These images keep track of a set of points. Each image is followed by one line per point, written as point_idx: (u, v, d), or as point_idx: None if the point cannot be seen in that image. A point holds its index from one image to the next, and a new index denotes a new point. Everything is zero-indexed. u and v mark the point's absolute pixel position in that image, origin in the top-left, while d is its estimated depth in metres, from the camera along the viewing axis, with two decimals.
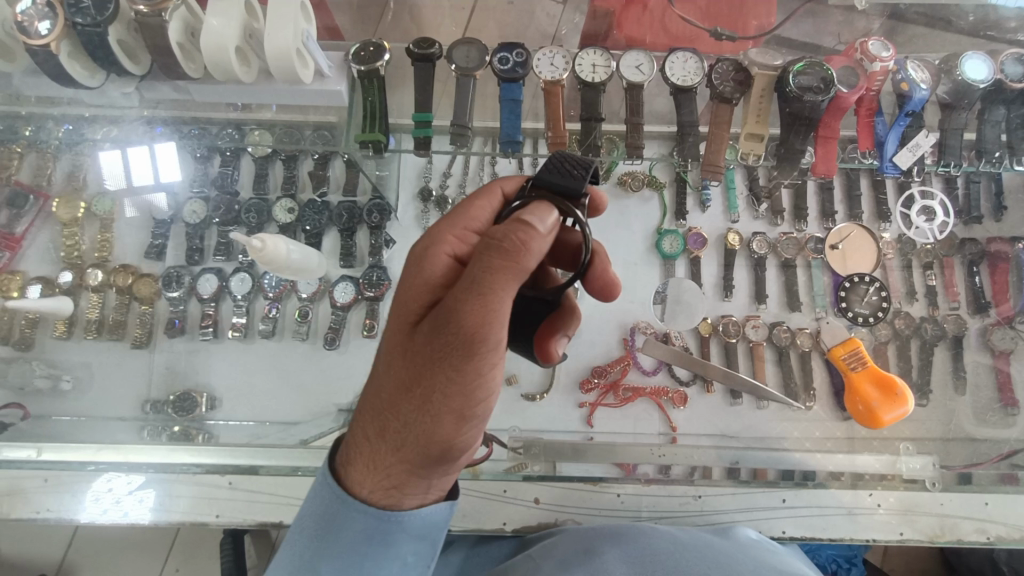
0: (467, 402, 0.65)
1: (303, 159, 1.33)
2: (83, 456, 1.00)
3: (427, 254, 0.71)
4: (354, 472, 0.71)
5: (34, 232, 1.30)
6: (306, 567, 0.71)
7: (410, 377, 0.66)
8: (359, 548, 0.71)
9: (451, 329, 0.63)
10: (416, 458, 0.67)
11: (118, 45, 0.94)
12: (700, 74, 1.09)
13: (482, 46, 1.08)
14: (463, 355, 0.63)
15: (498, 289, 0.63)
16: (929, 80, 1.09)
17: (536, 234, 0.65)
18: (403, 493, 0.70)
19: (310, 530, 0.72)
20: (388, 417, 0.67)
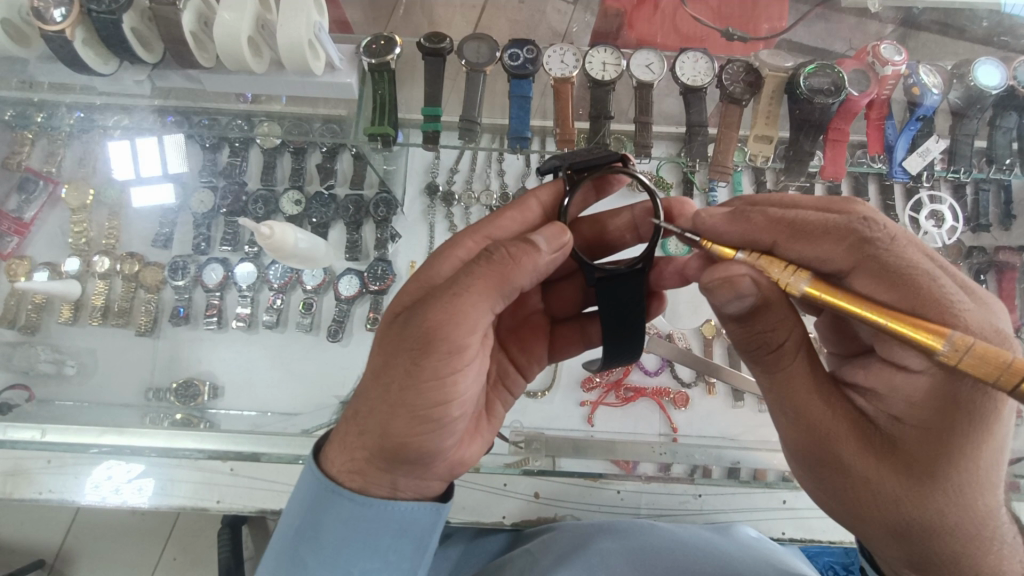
0: (423, 401, 0.66)
1: (311, 152, 1.35)
2: (86, 439, 1.01)
3: (440, 256, 0.75)
4: (329, 452, 0.73)
5: (43, 217, 1.30)
6: (292, 552, 0.72)
7: (379, 367, 0.69)
8: (337, 538, 0.71)
9: (416, 325, 0.64)
10: (372, 445, 0.68)
11: (132, 33, 0.95)
12: (710, 75, 1.07)
13: (492, 41, 1.08)
14: (423, 354, 0.64)
15: (472, 294, 0.64)
16: (941, 85, 1.08)
17: (532, 249, 0.65)
18: (363, 482, 0.71)
19: (296, 514, 0.73)
20: (360, 401, 0.70)
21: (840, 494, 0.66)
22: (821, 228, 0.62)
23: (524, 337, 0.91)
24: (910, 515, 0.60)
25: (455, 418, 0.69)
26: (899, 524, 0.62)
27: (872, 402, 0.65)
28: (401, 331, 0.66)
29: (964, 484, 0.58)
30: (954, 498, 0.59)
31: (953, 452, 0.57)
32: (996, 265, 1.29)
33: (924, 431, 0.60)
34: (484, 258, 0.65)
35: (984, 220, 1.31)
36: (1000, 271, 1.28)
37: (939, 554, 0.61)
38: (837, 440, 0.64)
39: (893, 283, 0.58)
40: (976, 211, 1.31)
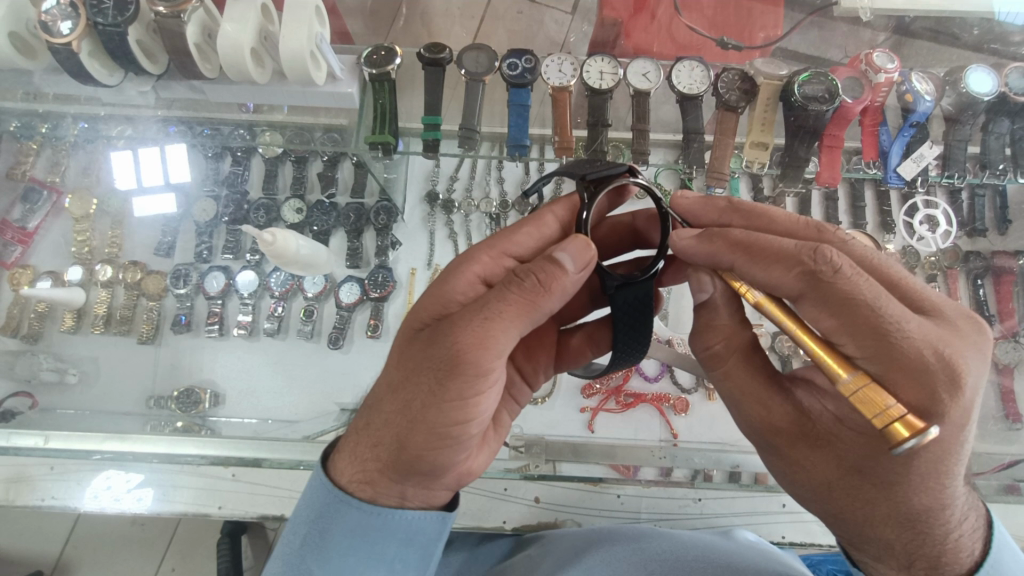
0: (443, 419, 0.67)
1: (312, 161, 1.36)
2: (88, 446, 1.02)
3: (457, 271, 0.74)
4: (339, 461, 0.74)
5: (47, 227, 1.32)
6: (297, 557, 0.72)
7: (398, 382, 0.69)
8: (346, 544, 0.71)
9: (445, 346, 0.65)
10: (387, 458, 0.69)
11: (137, 45, 0.96)
12: (705, 83, 1.10)
13: (491, 51, 1.09)
14: (449, 376, 0.65)
15: (504, 319, 0.65)
16: (934, 91, 1.10)
17: (561, 271, 0.65)
18: (374, 493, 0.71)
19: (303, 521, 0.73)
20: (376, 413, 0.71)
21: (786, 478, 0.70)
22: (776, 253, 0.60)
23: (532, 347, 0.90)
24: (841, 502, 0.64)
25: (471, 436, 0.70)
26: (835, 511, 0.66)
27: (814, 397, 0.67)
28: (424, 350, 0.67)
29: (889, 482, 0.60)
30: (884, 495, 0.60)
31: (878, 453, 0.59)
32: (994, 269, 1.31)
33: (860, 437, 0.61)
34: (515, 282, 0.65)
35: (981, 226, 1.31)
36: (997, 276, 1.30)
37: (869, 537, 0.64)
38: (773, 434, 0.68)
39: (834, 311, 0.57)
40: (971, 216, 1.31)
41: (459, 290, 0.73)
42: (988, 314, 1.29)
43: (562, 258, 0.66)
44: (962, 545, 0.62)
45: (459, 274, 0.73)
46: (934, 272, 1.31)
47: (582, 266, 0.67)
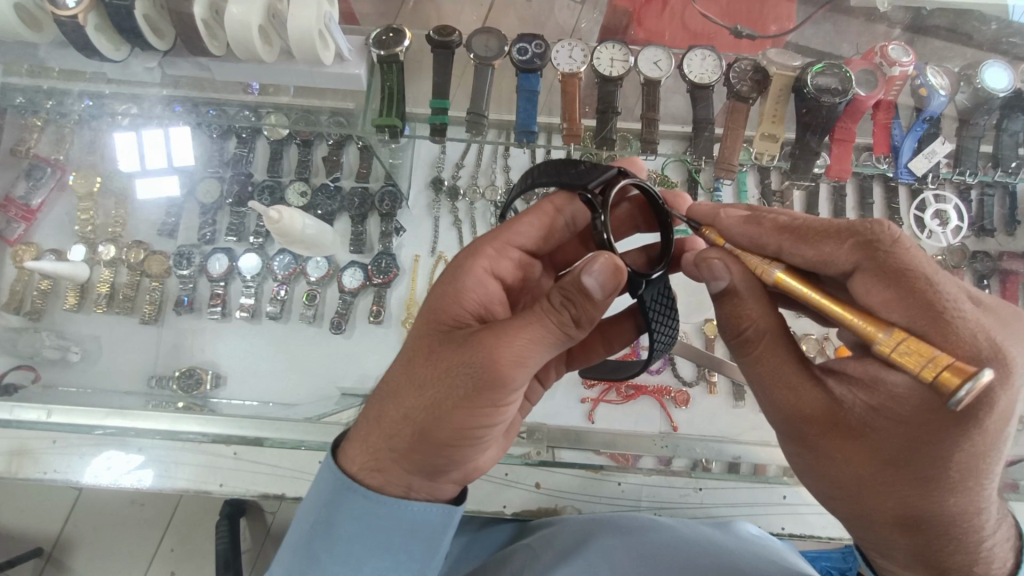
0: (468, 424, 0.66)
1: (317, 144, 1.35)
2: (91, 419, 1.03)
3: (476, 271, 0.74)
4: (350, 448, 0.72)
5: (50, 204, 1.31)
6: (307, 544, 0.73)
7: (419, 379, 0.68)
8: (353, 532, 0.71)
9: (481, 360, 0.63)
10: (402, 451, 0.68)
11: (144, 19, 0.95)
12: (718, 72, 1.08)
13: (501, 36, 1.08)
14: (483, 386, 0.64)
15: (540, 337, 0.64)
16: (948, 86, 1.09)
17: (594, 300, 0.63)
18: (385, 482, 0.71)
19: (312, 512, 0.73)
20: (390, 406, 0.69)
21: (810, 471, 0.65)
22: (824, 231, 0.61)
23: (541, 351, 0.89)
24: (877, 501, 0.61)
25: (488, 438, 0.71)
26: (865, 508, 0.62)
27: (847, 386, 0.60)
28: (451, 353, 0.66)
29: (851, 480, 0.61)
30: (851, 498, 0.63)
31: (826, 448, 0.62)
32: (1000, 271, 1.30)
33: (897, 423, 0.57)
34: (550, 303, 0.64)
35: (988, 224, 1.31)
36: (1004, 277, 1.30)
37: (895, 541, 0.63)
38: (807, 423, 0.62)
39: (890, 283, 0.55)
40: (980, 214, 1.31)
41: (477, 289, 0.73)
42: None
43: (588, 284, 0.62)
44: (994, 553, 0.62)
45: (474, 272, 0.74)
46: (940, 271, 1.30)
47: (614, 284, 0.63)
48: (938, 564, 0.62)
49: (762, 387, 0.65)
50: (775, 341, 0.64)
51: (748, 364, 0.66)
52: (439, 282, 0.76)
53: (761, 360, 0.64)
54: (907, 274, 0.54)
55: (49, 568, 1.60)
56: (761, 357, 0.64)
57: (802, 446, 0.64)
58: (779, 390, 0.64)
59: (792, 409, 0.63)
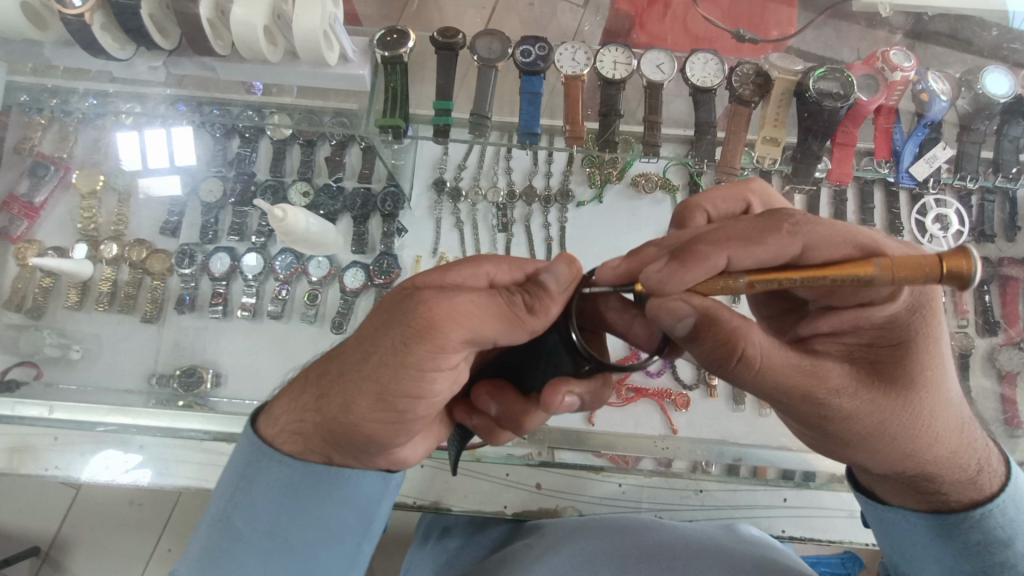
0: (395, 389, 0.64)
1: (320, 144, 1.36)
2: (93, 417, 1.09)
3: (470, 265, 0.70)
4: (279, 408, 0.74)
5: (53, 202, 1.31)
6: (225, 509, 0.74)
7: (363, 337, 0.67)
8: (277, 498, 0.73)
9: (415, 312, 0.62)
10: (326, 418, 0.68)
11: (150, 19, 0.96)
12: (720, 76, 1.08)
13: (504, 38, 1.09)
14: (411, 340, 0.62)
15: (482, 303, 0.64)
16: (950, 91, 1.10)
17: (547, 294, 0.67)
18: (301, 446, 0.72)
19: (233, 475, 0.74)
20: (331, 369, 0.70)
21: (851, 444, 0.63)
22: (761, 230, 0.62)
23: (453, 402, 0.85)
24: (920, 432, 0.62)
25: (414, 419, 0.68)
26: (911, 447, 0.63)
27: (828, 342, 0.64)
28: (395, 312, 0.64)
29: (891, 430, 0.61)
30: (897, 446, 0.62)
31: (861, 420, 0.61)
32: (1000, 276, 1.31)
33: (896, 347, 0.62)
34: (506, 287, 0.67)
35: (989, 231, 1.32)
36: (1004, 283, 1.31)
37: (940, 460, 0.65)
38: (839, 396, 0.60)
39: (839, 241, 0.61)
40: (980, 221, 1.31)
41: (466, 280, 0.68)
42: (994, 320, 1.30)
43: (545, 278, 0.68)
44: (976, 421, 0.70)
45: (468, 265, 0.69)
46: None
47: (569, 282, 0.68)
48: (971, 471, 0.68)
49: (785, 389, 0.61)
50: (771, 344, 0.61)
51: (758, 380, 0.61)
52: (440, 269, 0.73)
53: (777, 368, 0.60)
54: (846, 228, 0.62)
55: (47, 568, 1.60)
56: (775, 363, 0.60)
57: (832, 428, 0.62)
58: (800, 386, 0.60)
59: (823, 395, 0.60)
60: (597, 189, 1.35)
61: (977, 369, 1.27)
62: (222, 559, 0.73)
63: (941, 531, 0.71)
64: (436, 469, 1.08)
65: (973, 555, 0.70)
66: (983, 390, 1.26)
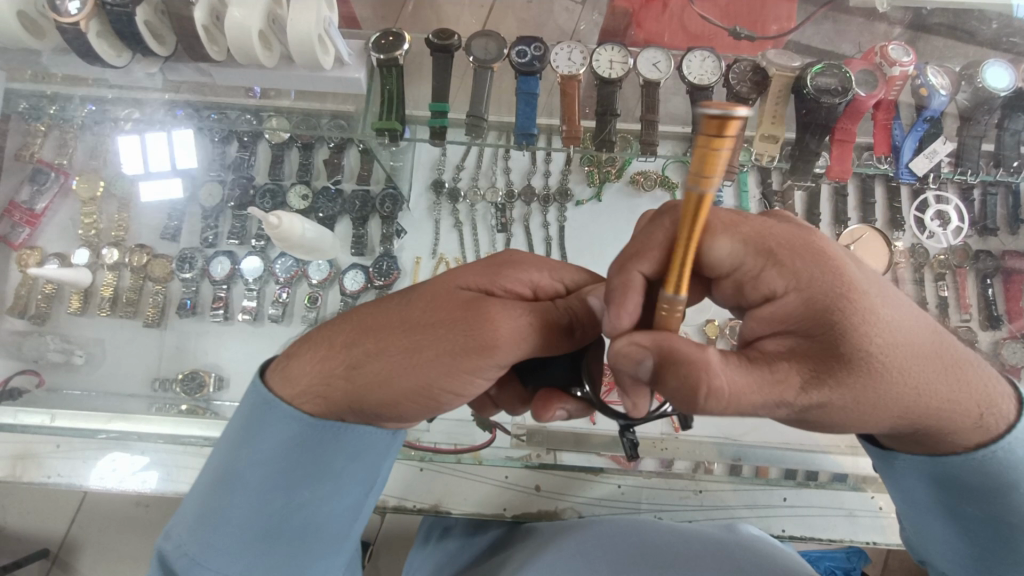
0: (445, 382, 0.66)
1: (319, 147, 1.36)
2: (95, 423, 1.07)
3: (519, 270, 0.72)
4: (300, 365, 0.71)
5: (54, 209, 1.32)
6: (236, 457, 0.72)
7: (416, 324, 0.67)
8: (289, 452, 0.71)
9: (485, 324, 0.64)
10: (352, 387, 0.67)
11: (145, 26, 0.96)
12: (716, 74, 1.08)
13: (500, 38, 1.08)
14: (475, 348, 0.64)
15: (535, 326, 0.66)
16: (948, 86, 1.09)
17: (591, 316, 0.72)
18: (322, 408, 0.70)
19: (245, 428, 0.73)
20: (366, 340, 0.68)
21: (843, 425, 0.59)
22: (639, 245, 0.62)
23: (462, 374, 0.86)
24: (901, 395, 0.58)
25: (447, 406, 0.70)
26: (897, 410, 0.59)
27: (778, 336, 0.59)
28: (458, 315, 0.66)
29: (874, 402, 0.57)
30: (879, 415, 0.59)
31: (845, 405, 0.56)
32: (1003, 269, 1.31)
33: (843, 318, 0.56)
34: (557, 305, 0.70)
35: (992, 224, 1.31)
36: (1007, 276, 1.30)
37: (938, 410, 0.61)
38: (807, 388, 0.55)
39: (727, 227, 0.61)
40: (983, 214, 1.30)
41: (514, 285, 0.71)
42: (996, 314, 1.29)
43: (594, 302, 0.71)
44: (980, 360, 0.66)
45: (519, 271, 0.72)
46: (942, 270, 1.31)
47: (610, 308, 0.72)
48: (975, 416, 0.65)
49: (761, 403, 0.56)
50: (725, 369, 0.54)
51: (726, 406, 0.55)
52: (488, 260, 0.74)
53: (739, 388, 0.54)
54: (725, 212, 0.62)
55: (57, 569, 1.61)
56: (737, 383, 0.54)
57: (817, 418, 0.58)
58: (768, 395, 0.55)
59: (795, 394, 0.55)
60: (596, 188, 1.34)
61: None
62: (228, 506, 0.72)
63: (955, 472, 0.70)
64: (436, 472, 1.09)
65: (991, 500, 0.71)
66: None
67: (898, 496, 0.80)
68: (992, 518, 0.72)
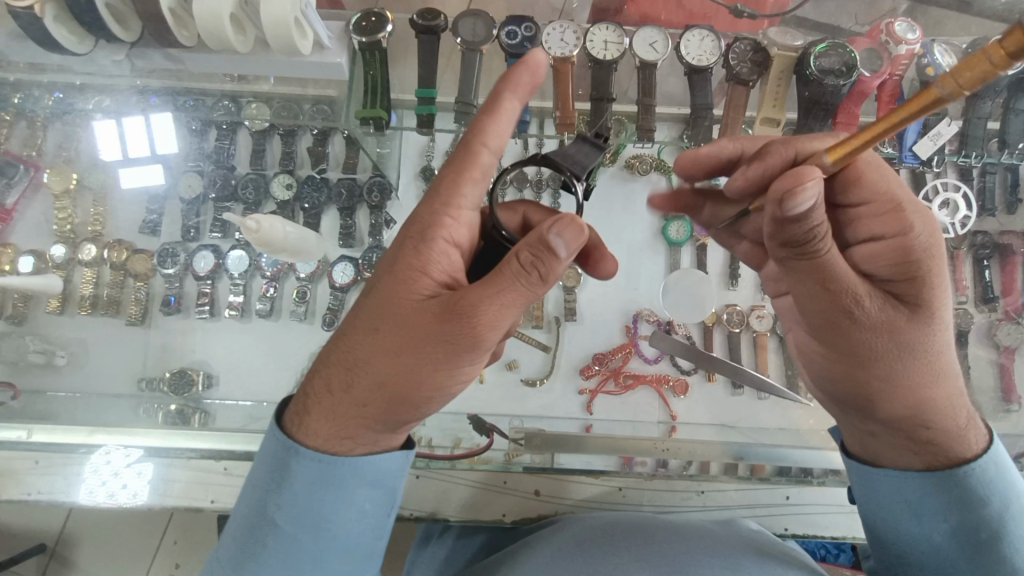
0: (450, 377, 0.68)
1: (301, 134, 1.29)
2: (75, 440, 1.03)
3: (427, 237, 0.69)
4: (309, 420, 0.69)
5: (25, 204, 1.26)
6: (260, 507, 0.69)
7: (399, 346, 0.66)
8: (312, 493, 0.68)
9: (461, 325, 0.65)
10: (380, 409, 0.67)
11: (107, 9, 0.90)
12: (716, 54, 1.03)
13: (488, 18, 1.02)
14: (462, 346, 0.66)
15: (512, 302, 0.65)
16: (957, 67, 1.04)
17: (556, 261, 0.64)
18: (353, 446, 0.69)
19: (264, 478, 0.69)
20: (360, 373, 0.67)
21: (866, 352, 0.70)
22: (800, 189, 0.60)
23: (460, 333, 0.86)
24: (920, 356, 0.70)
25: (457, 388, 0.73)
26: (914, 368, 0.70)
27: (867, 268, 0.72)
28: (439, 328, 0.65)
29: (900, 344, 0.69)
30: (900, 358, 0.70)
31: (886, 332, 0.68)
32: (1001, 250, 1.29)
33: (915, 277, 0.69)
34: (518, 266, 0.64)
35: (991, 205, 1.29)
36: (1004, 257, 1.29)
37: (932, 398, 0.72)
38: (861, 303, 0.68)
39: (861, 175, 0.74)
40: (983, 195, 1.28)
41: (439, 258, 0.69)
42: (994, 296, 1.28)
43: (557, 245, 0.64)
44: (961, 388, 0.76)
45: (429, 243, 0.69)
46: None
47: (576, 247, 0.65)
48: (962, 420, 0.74)
49: (836, 293, 0.66)
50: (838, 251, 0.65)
51: (817, 263, 0.64)
52: (399, 245, 0.71)
53: (834, 269, 0.65)
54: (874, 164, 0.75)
55: (54, 564, 1.60)
56: (834, 265, 0.65)
57: (856, 335, 0.69)
58: (846, 279, 0.66)
59: (852, 303, 0.67)
60: None
61: (976, 345, 1.26)
62: (257, 553, 0.69)
63: (933, 487, 0.74)
64: (432, 478, 1.07)
65: (951, 514, 0.74)
66: (983, 366, 1.25)
67: (869, 512, 0.81)
68: (958, 528, 0.73)
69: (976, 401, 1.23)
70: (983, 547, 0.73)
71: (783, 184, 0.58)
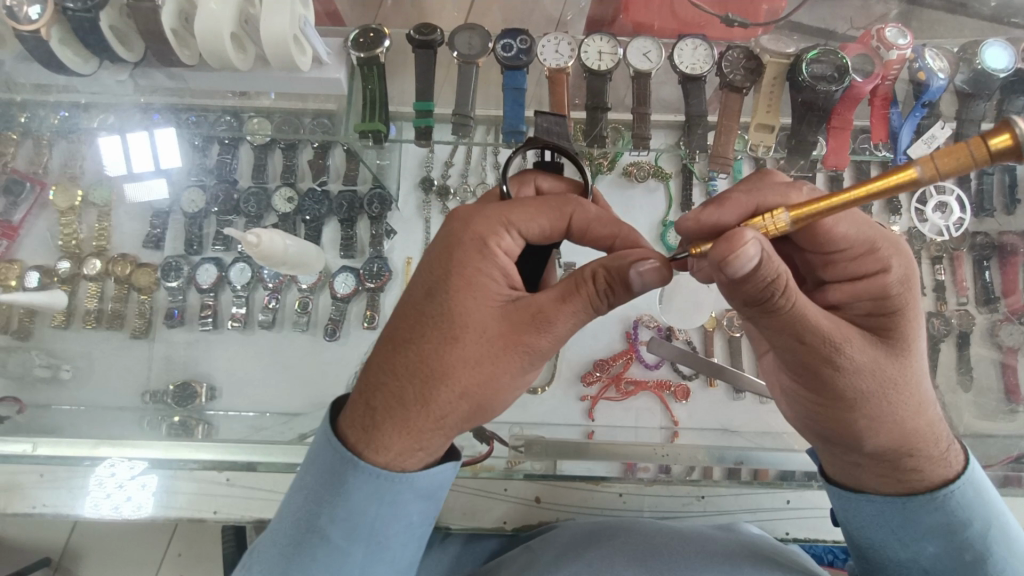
0: (517, 387, 0.68)
1: (302, 147, 1.31)
2: (82, 451, 1.02)
3: (489, 246, 0.66)
4: (382, 435, 0.64)
5: (32, 220, 1.28)
6: (311, 518, 0.66)
7: (479, 358, 0.63)
8: (367, 507, 0.65)
9: (539, 336, 0.64)
10: (458, 421, 0.65)
11: (111, 31, 0.92)
12: (709, 62, 1.04)
13: (484, 32, 1.04)
14: (536, 356, 0.66)
15: (583, 322, 0.67)
16: (948, 69, 1.05)
17: (630, 288, 0.66)
18: (424, 459, 0.66)
19: (317, 487, 0.65)
20: (436, 387, 0.63)
21: (846, 392, 0.67)
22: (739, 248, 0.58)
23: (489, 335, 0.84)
24: (897, 393, 0.69)
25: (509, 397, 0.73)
26: (893, 403, 0.69)
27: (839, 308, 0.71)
28: (524, 339, 0.64)
29: (879, 382, 0.67)
30: (878, 397, 0.68)
31: (862, 371, 0.66)
32: (1000, 250, 1.29)
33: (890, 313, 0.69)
34: (593, 286, 0.64)
35: (988, 206, 1.29)
36: (1003, 258, 1.29)
37: (913, 429, 0.71)
38: (842, 343, 0.65)
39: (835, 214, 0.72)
40: (980, 197, 1.29)
41: (500, 270, 0.66)
42: (993, 297, 1.28)
43: (634, 275, 0.65)
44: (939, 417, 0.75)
45: (494, 254, 0.66)
46: (939, 254, 1.30)
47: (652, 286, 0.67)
48: (941, 446, 0.73)
49: (811, 335, 0.63)
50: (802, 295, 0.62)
51: (782, 317, 0.62)
52: (459, 252, 0.66)
53: (803, 313, 0.62)
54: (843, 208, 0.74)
55: None
56: (803, 310, 0.62)
57: (837, 378, 0.66)
58: (817, 326, 0.63)
59: (831, 344, 0.65)
60: None
61: (978, 346, 1.26)
62: (303, 565, 0.66)
63: (917, 513, 0.73)
64: None
65: (936, 537, 0.72)
66: (985, 368, 1.25)
67: (854, 533, 0.79)
68: (945, 552, 0.73)
69: (980, 403, 1.22)
70: (971, 568, 0.72)
71: (720, 249, 0.56)
